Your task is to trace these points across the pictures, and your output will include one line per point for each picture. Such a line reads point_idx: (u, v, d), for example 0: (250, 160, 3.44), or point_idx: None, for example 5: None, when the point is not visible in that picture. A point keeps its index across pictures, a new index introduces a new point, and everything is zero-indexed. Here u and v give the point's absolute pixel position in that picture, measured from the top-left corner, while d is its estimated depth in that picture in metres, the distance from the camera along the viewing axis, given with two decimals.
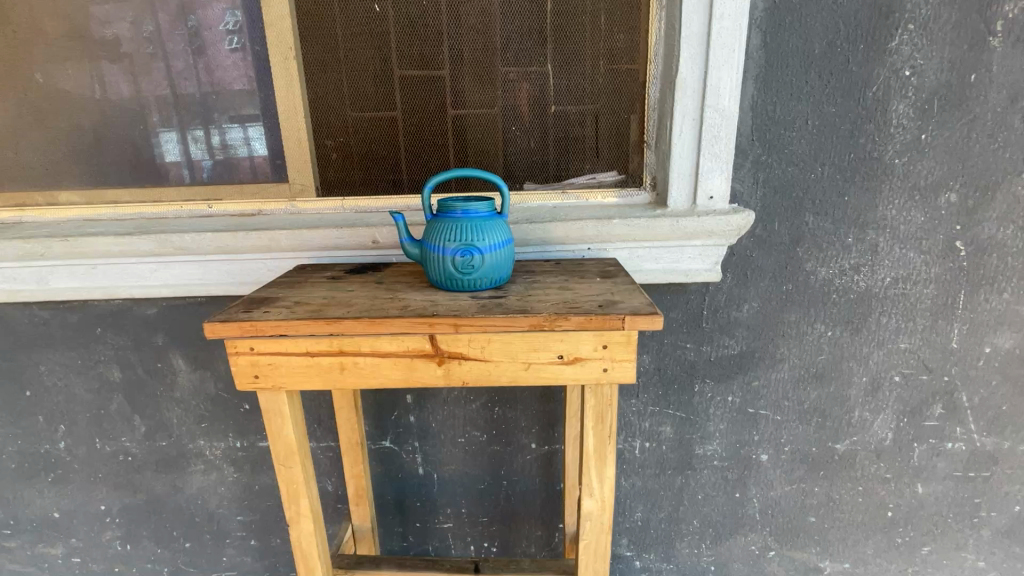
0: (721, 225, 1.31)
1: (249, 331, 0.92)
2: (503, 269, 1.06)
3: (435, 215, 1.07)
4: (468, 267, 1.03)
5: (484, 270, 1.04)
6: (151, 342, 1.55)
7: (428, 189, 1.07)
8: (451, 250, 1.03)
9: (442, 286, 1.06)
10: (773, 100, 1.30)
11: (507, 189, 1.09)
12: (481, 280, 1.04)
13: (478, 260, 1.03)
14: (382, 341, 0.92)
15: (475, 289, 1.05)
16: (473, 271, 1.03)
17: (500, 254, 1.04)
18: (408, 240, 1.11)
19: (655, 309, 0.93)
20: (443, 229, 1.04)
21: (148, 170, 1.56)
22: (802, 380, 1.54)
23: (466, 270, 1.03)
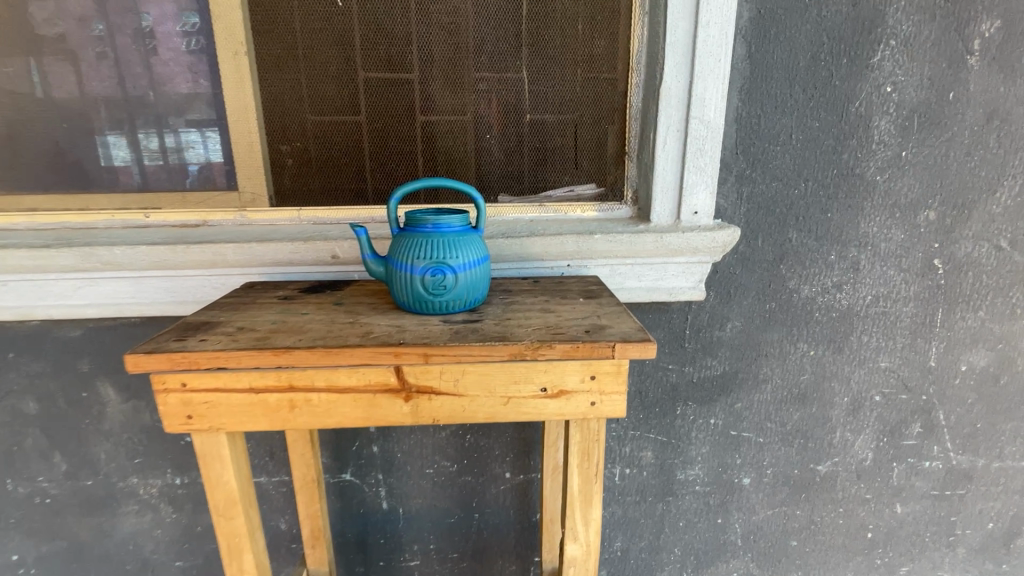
0: (706, 242, 1.25)
1: (182, 364, 0.78)
2: (479, 289, 0.96)
3: (402, 229, 0.96)
4: (440, 287, 0.92)
5: (458, 291, 0.93)
6: (75, 368, 1.37)
7: (394, 201, 0.96)
8: (420, 269, 0.92)
9: (409, 309, 0.95)
10: (758, 114, 1.26)
11: (481, 201, 0.99)
12: (454, 301, 0.94)
13: (451, 280, 0.92)
14: (340, 375, 0.80)
15: (446, 312, 0.94)
16: (445, 291, 0.93)
17: (476, 272, 0.94)
18: (371, 256, 0.99)
19: (647, 336, 0.84)
20: (411, 244, 0.93)
21: (73, 174, 1.34)
22: (786, 402, 1.50)
23: (438, 291, 0.92)
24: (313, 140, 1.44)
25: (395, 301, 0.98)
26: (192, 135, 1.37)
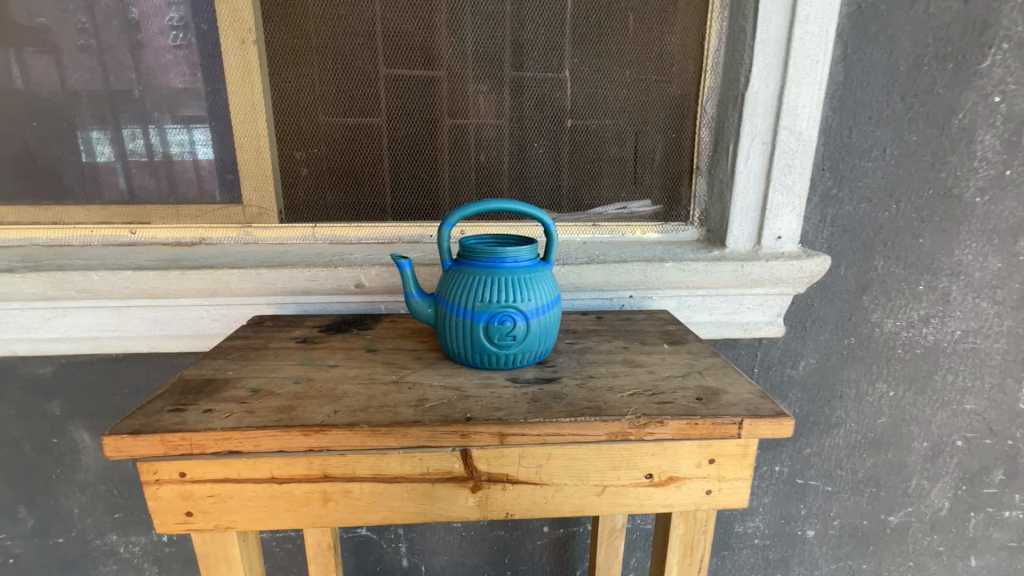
0: (791, 272, 1.08)
1: (181, 449, 0.59)
2: (550, 338, 0.77)
3: (455, 262, 0.77)
4: (505, 338, 0.73)
5: (527, 342, 0.75)
6: (45, 411, 1.16)
7: (445, 228, 0.77)
8: (481, 316, 0.73)
9: (465, 362, 0.76)
10: (848, 125, 1.09)
11: (552, 227, 0.80)
12: (521, 355, 0.75)
13: (520, 329, 0.74)
14: (388, 460, 0.62)
15: (511, 367, 0.76)
16: (512, 343, 0.74)
17: (548, 319, 0.76)
18: (414, 294, 0.80)
19: (777, 408, 0.67)
20: (469, 284, 0.74)
21: (41, 182, 1.11)
22: (859, 447, 1.32)
23: (501, 343, 0.74)
24: (333, 142, 1.15)
25: (444, 351, 0.79)
26: (179, 135, 1.11)
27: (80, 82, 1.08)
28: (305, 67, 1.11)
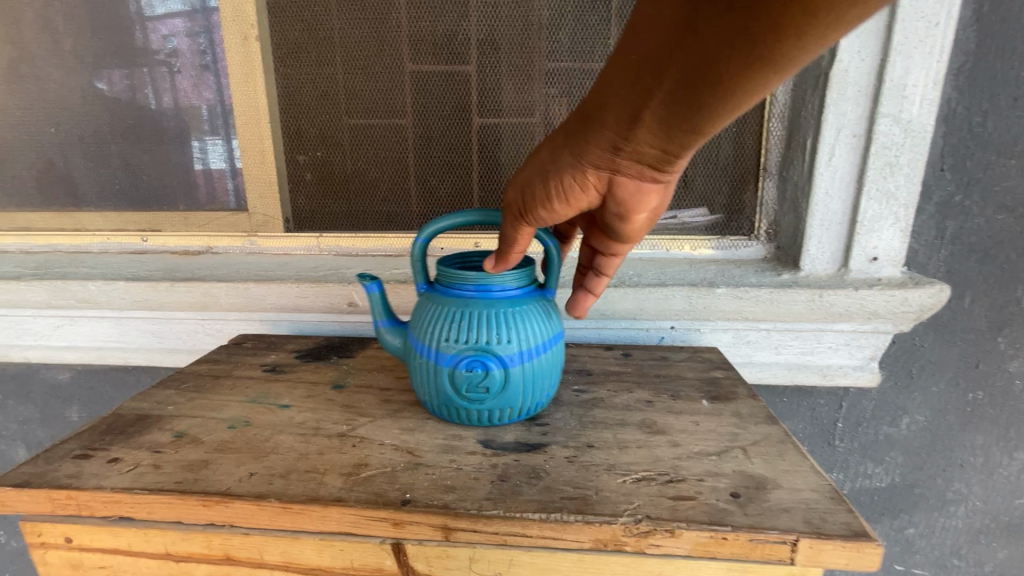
0: (890, 305, 0.82)
1: (69, 509, 0.50)
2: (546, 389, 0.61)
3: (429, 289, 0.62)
4: (482, 389, 0.58)
5: (511, 395, 0.59)
6: (66, 418, 1.12)
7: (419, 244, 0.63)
8: (452, 359, 0.58)
9: (432, 412, 0.62)
10: (984, 110, 0.80)
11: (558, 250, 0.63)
12: (504, 410, 0.59)
13: (501, 379, 0.58)
14: (305, 546, 0.49)
15: (488, 425, 0.60)
16: (492, 395, 0.58)
17: (540, 366, 0.59)
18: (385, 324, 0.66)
19: (854, 522, 0.45)
20: (439, 317, 0.59)
21: (62, 190, 1.10)
22: (985, 533, 0.98)
23: (477, 395, 0.58)
24: (338, 146, 1.03)
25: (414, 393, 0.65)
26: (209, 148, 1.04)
27: (93, 87, 1.04)
28: (308, 61, 0.99)
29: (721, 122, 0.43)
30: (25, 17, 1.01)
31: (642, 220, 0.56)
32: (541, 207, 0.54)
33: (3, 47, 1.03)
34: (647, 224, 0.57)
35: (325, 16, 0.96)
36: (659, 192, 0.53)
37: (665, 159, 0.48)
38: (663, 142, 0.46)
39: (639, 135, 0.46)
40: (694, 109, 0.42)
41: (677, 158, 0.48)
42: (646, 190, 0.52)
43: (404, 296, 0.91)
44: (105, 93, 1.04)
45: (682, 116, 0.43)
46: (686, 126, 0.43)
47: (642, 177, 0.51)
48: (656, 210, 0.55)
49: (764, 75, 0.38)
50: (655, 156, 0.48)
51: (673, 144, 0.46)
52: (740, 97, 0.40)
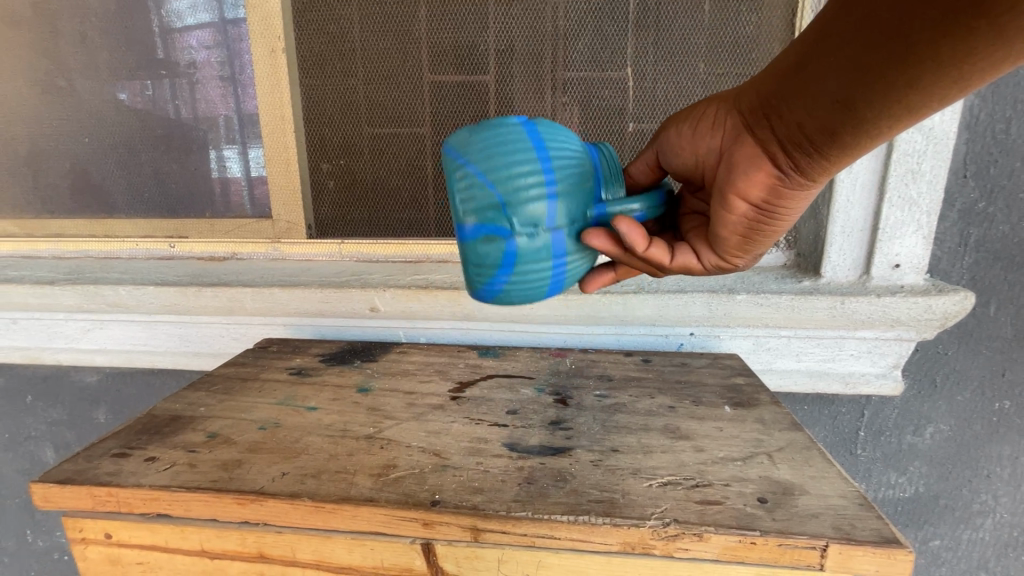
0: (913, 312, 0.81)
1: (109, 506, 0.52)
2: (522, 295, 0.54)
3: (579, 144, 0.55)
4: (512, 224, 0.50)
5: (511, 257, 0.51)
6: (92, 420, 1.14)
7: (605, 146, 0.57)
8: (533, 180, 0.50)
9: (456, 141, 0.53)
10: (1007, 117, 0.80)
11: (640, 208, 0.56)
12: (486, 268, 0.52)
13: (529, 240, 0.50)
14: (336, 545, 0.50)
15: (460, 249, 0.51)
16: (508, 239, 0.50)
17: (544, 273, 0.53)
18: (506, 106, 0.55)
19: (884, 529, 0.46)
20: (566, 156, 0.52)
21: (95, 198, 1.14)
22: (1012, 546, 0.96)
23: (500, 223, 0.50)
24: (360, 154, 1.05)
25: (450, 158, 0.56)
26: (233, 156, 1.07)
27: (125, 98, 1.07)
28: (333, 72, 1.01)
29: (879, 104, 0.40)
30: (64, 32, 1.05)
31: (737, 214, 0.52)
32: (675, 126, 0.56)
33: (41, 61, 1.07)
34: (738, 229, 0.53)
35: (349, 29, 0.98)
36: (772, 186, 0.50)
37: (799, 137, 0.46)
38: (807, 109, 0.45)
39: (788, 91, 0.46)
40: (857, 72, 0.40)
41: (810, 142, 0.46)
42: (760, 170, 0.50)
43: (425, 301, 0.92)
44: (137, 104, 1.07)
45: (840, 76, 0.41)
46: (838, 89, 0.42)
47: (766, 149, 0.49)
48: (756, 213, 0.51)
49: (952, 54, 0.36)
50: (789, 126, 0.47)
51: (812, 115, 0.45)
52: (917, 76, 0.38)
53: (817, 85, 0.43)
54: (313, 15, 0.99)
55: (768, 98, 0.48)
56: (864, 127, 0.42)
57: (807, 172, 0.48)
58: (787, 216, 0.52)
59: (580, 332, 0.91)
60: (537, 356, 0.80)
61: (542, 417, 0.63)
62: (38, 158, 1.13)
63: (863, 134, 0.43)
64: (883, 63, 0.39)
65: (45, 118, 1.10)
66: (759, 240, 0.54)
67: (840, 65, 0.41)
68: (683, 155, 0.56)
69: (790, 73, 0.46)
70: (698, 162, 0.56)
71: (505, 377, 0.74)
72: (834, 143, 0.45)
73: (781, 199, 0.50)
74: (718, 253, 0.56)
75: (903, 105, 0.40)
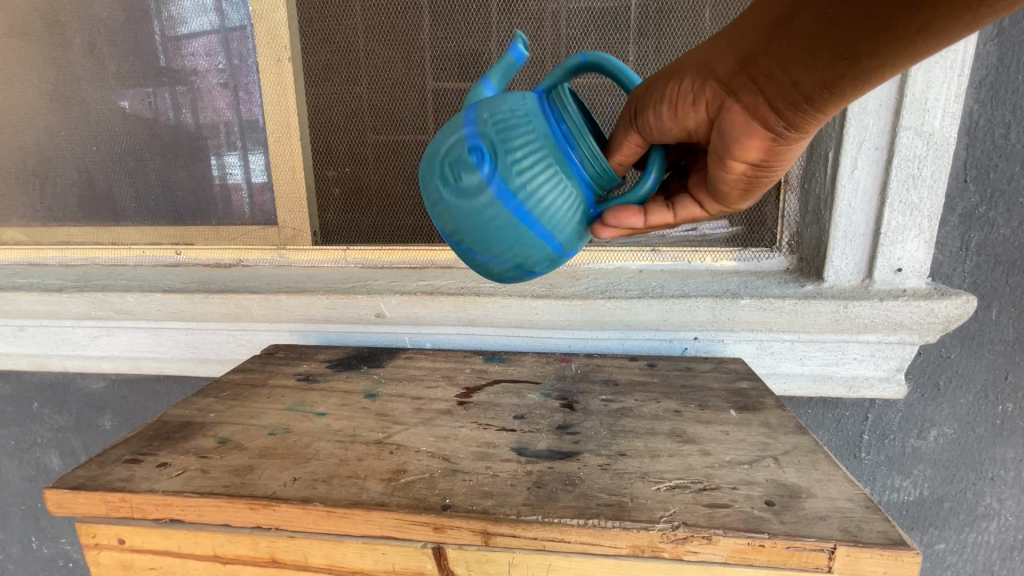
0: (916, 315, 0.82)
1: (122, 511, 0.52)
2: (534, 264, 0.52)
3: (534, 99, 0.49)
4: (483, 206, 0.48)
5: (497, 237, 0.50)
6: (98, 426, 1.14)
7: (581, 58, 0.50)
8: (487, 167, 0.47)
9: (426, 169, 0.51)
10: (1006, 122, 0.81)
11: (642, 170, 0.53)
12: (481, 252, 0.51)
13: (504, 216, 0.48)
14: (348, 549, 0.50)
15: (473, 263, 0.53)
16: (486, 220, 0.49)
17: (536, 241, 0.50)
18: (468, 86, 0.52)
19: (890, 531, 0.46)
20: (514, 124, 0.47)
21: (102, 205, 1.15)
22: (1018, 549, 0.96)
23: (471, 210, 0.49)
24: (364, 161, 1.06)
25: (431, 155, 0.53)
26: (239, 164, 1.08)
27: (133, 106, 1.08)
28: (339, 81, 1.02)
29: (886, 50, 0.36)
30: (73, 42, 1.06)
31: (735, 174, 0.47)
32: (649, 106, 0.48)
33: (50, 71, 1.09)
34: (737, 186, 0.48)
35: (354, 38, 1.00)
36: (768, 146, 0.45)
37: (794, 96, 0.41)
38: (803, 64, 0.40)
39: (777, 46, 0.41)
40: (864, 19, 0.36)
41: (808, 98, 0.41)
42: (755, 131, 0.44)
43: (431, 307, 0.93)
44: (144, 112, 1.08)
45: (843, 25, 0.37)
46: (840, 41, 0.37)
47: (758, 112, 0.43)
48: (754, 171, 0.47)
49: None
50: (782, 85, 0.41)
51: (810, 70, 0.40)
52: (931, 21, 0.34)
53: (814, 38, 0.38)
54: (318, 24, 1.00)
55: (755, 57, 0.42)
56: (868, 75, 0.38)
57: (802, 126, 0.43)
58: (783, 171, 0.48)
59: (585, 336, 0.92)
60: (543, 360, 0.81)
61: (549, 422, 0.64)
62: (46, 167, 1.14)
63: (863, 82, 0.39)
64: (892, 10, 0.34)
65: (53, 127, 1.12)
66: (757, 193, 0.49)
67: (842, 14, 0.36)
68: (668, 132, 0.48)
69: (779, 26, 0.40)
70: (686, 135, 0.49)
71: (511, 383, 0.74)
72: (833, 95, 0.40)
73: (778, 155, 0.45)
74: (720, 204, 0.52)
75: (911, 51, 0.36)
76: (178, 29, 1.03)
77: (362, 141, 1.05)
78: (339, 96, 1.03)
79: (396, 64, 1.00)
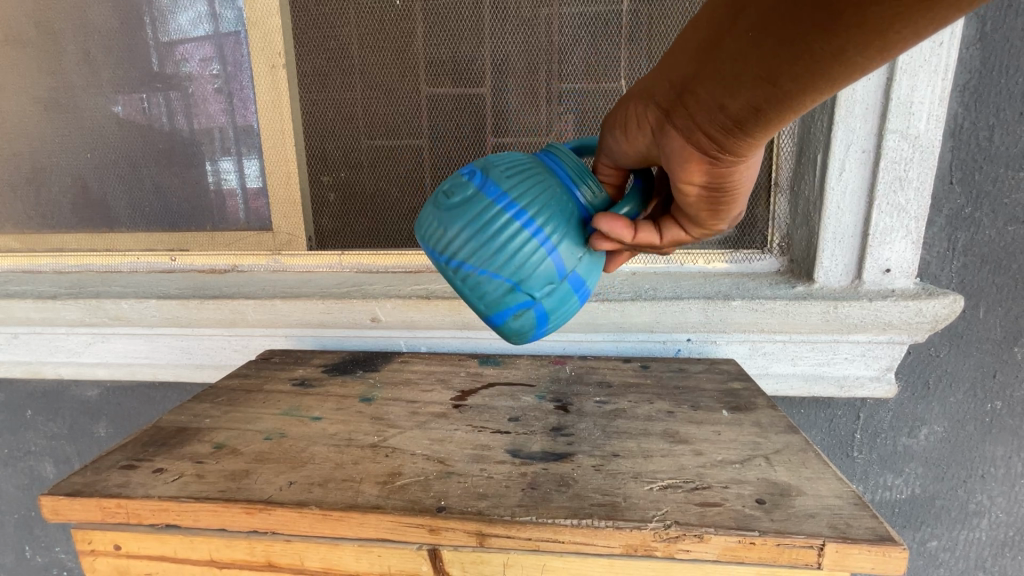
0: (906, 315, 0.83)
1: (117, 517, 0.53)
2: (547, 301, 0.50)
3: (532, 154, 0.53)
4: (495, 233, 0.47)
5: (512, 264, 0.47)
6: (92, 434, 1.14)
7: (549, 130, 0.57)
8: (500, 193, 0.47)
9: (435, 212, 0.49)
10: (990, 124, 0.83)
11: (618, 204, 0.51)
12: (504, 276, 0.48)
13: (519, 237, 0.47)
14: (344, 552, 0.51)
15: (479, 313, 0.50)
16: (500, 243, 0.47)
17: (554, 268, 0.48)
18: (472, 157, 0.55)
19: (879, 527, 0.47)
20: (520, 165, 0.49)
21: (97, 212, 1.15)
22: (1009, 546, 0.97)
23: (481, 236, 0.47)
24: (359, 166, 1.06)
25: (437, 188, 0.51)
26: (234, 170, 1.08)
27: (127, 113, 1.08)
28: (334, 86, 1.03)
29: (807, 75, 0.34)
30: (67, 49, 1.07)
31: (689, 198, 0.45)
32: (608, 131, 0.49)
33: (43, 78, 1.09)
34: (700, 207, 0.45)
35: (347, 44, 1.00)
36: (710, 168, 0.43)
37: (723, 121, 0.39)
38: (725, 88, 0.38)
39: (711, 73, 0.38)
40: (777, 43, 0.34)
41: (736, 121, 0.39)
42: (692, 156, 0.42)
43: (425, 311, 0.93)
44: (139, 118, 1.09)
45: (759, 49, 0.35)
46: (756, 63, 0.35)
47: (693, 138, 0.42)
48: (708, 194, 0.44)
49: (881, 18, 0.30)
50: (710, 109, 0.39)
51: (733, 94, 0.37)
52: (843, 44, 0.32)
53: (745, 57, 0.36)
54: (312, 31, 1.01)
55: (686, 83, 0.40)
56: (791, 99, 0.36)
57: (740, 148, 0.40)
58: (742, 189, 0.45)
59: (579, 339, 0.93)
60: (537, 363, 0.81)
61: (543, 423, 0.65)
62: (40, 174, 1.14)
63: (789, 105, 0.36)
64: (804, 33, 0.32)
65: (47, 134, 1.12)
66: (725, 213, 0.46)
67: (757, 40, 0.35)
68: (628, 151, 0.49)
69: (703, 51, 0.38)
70: (645, 157, 0.48)
71: (506, 385, 0.75)
72: (761, 123, 0.38)
73: (727, 177, 0.43)
74: (693, 232, 0.48)
75: (830, 73, 0.34)
76: (172, 36, 1.03)
77: (356, 146, 1.05)
78: (332, 102, 1.03)
79: (389, 70, 1.01)
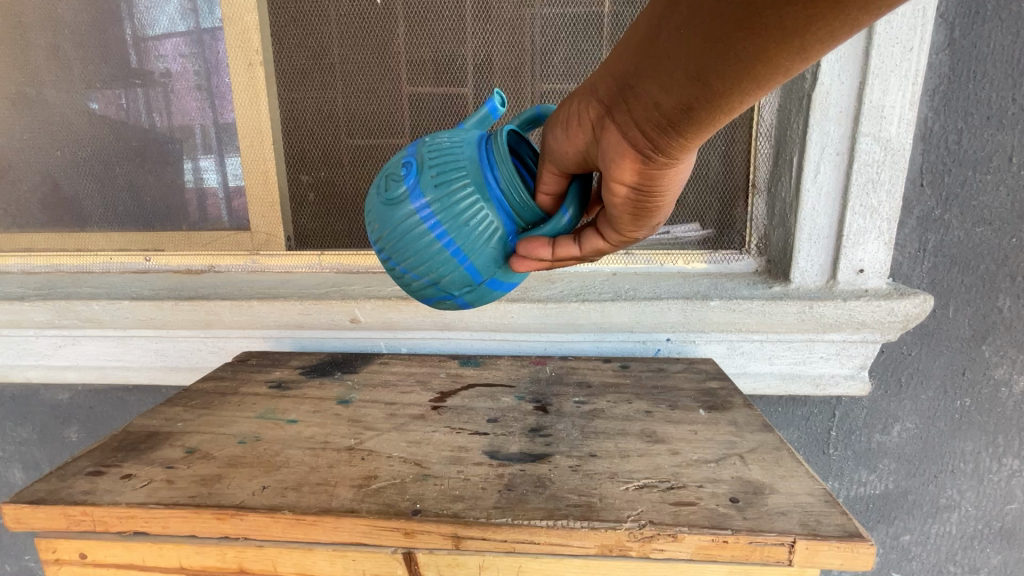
0: (879, 315, 0.84)
1: (84, 525, 0.51)
2: (452, 302, 0.54)
3: (473, 139, 0.51)
4: (409, 233, 0.50)
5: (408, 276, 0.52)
6: (63, 437, 1.11)
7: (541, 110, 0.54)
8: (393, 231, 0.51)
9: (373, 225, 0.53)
10: (959, 128, 0.85)
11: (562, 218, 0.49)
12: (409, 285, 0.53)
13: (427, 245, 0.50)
14: (317, 556, 0.51)
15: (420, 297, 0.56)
16: (403, 232, 0.50)
17: (452, 282, 0.52)
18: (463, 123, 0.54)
19: (848, 524, 0.48)
20: (452, 169, 0.49)
21: (67, 212, 1.12)
22: (977, 539, 1.00)
23: (389, 234, 0.51)
24: (339, 165, 1.05)
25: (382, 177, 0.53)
26: (211, 167, 1.06)
27: (100, 108, 1.06)
28: (313, 85, 1.01)
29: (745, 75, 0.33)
30: (36, 43, 1.04)
31: (620, 199, 0.43)
32: (550, 130, 0.46)
33: (11, 71, 1.06)
34: (626, 210, 0.43)
35: (327, 43, 0.99)
36: (642, 169, 0.40)
37: (658, 119, 0.37)
38: (661, 84, 0.36)
39: (666, 77, 0.35)
40: (712, 41, 0.32)
41: (668, 121, 0.37)
42: (627, 152, 0.40)
43: (406, 312, 0.93)
44: (112, 115, 1.06)
45: (708, 75, 0.33)
46: (687, 60, 0.33)
47: (626, 135, 0.39)
48: (637, 197, 0.42)
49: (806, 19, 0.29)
50: (646, 107, 0.37)
51: (667, 90, 0.35)
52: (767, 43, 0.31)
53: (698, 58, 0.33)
54: (291, 29, 0.99)
55: (623, 78, 0.38)
56: (719, 101, 0.34)
57: (672, 152, 0.39)
58: (672, 192, 0.42)
59: (560, 339, 0.93)
60: (517, 364, 0.81)
61: (522, 424, 0.65)
62: (6, 170, 1.11)
63: (717, 109, 0.35)
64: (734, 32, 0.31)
65: (16, 130, 1.08)
66: (654, 218, 0.45)
67: (690, 31, 0.33)
68: (568, 153, 0.46)
69: (642, 41, 0.36)
70: (584, 159, 0.45)
71: (485, 386, 0.75)
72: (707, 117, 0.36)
73: (656, 180, 0.41)
74: (625, 235, 0.47)
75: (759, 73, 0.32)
76: (144, 31, 1.01)
77: (334, 145, 1.04)
78: (311, 100, 1.02)
79: (367, 69, 0.99)
